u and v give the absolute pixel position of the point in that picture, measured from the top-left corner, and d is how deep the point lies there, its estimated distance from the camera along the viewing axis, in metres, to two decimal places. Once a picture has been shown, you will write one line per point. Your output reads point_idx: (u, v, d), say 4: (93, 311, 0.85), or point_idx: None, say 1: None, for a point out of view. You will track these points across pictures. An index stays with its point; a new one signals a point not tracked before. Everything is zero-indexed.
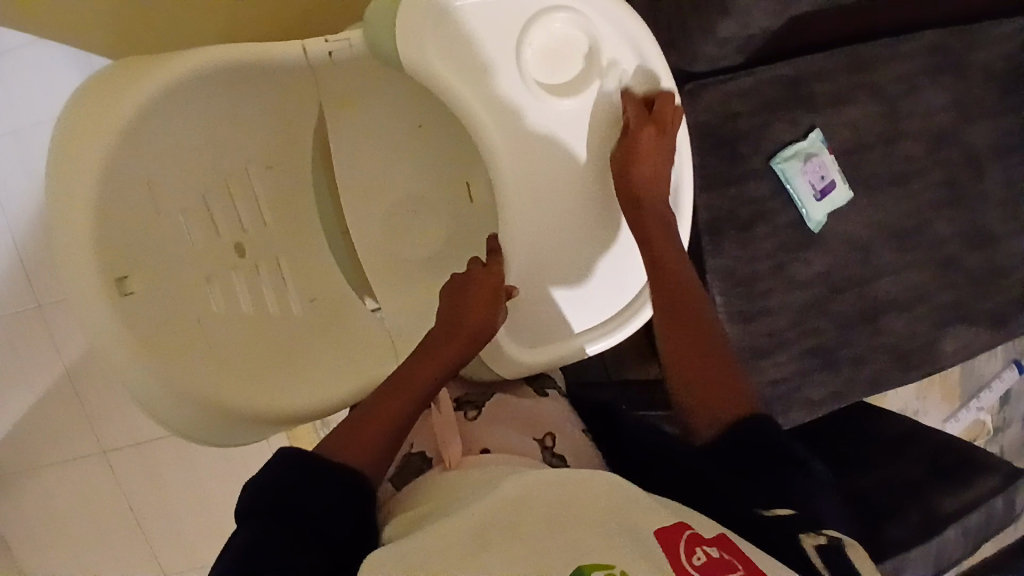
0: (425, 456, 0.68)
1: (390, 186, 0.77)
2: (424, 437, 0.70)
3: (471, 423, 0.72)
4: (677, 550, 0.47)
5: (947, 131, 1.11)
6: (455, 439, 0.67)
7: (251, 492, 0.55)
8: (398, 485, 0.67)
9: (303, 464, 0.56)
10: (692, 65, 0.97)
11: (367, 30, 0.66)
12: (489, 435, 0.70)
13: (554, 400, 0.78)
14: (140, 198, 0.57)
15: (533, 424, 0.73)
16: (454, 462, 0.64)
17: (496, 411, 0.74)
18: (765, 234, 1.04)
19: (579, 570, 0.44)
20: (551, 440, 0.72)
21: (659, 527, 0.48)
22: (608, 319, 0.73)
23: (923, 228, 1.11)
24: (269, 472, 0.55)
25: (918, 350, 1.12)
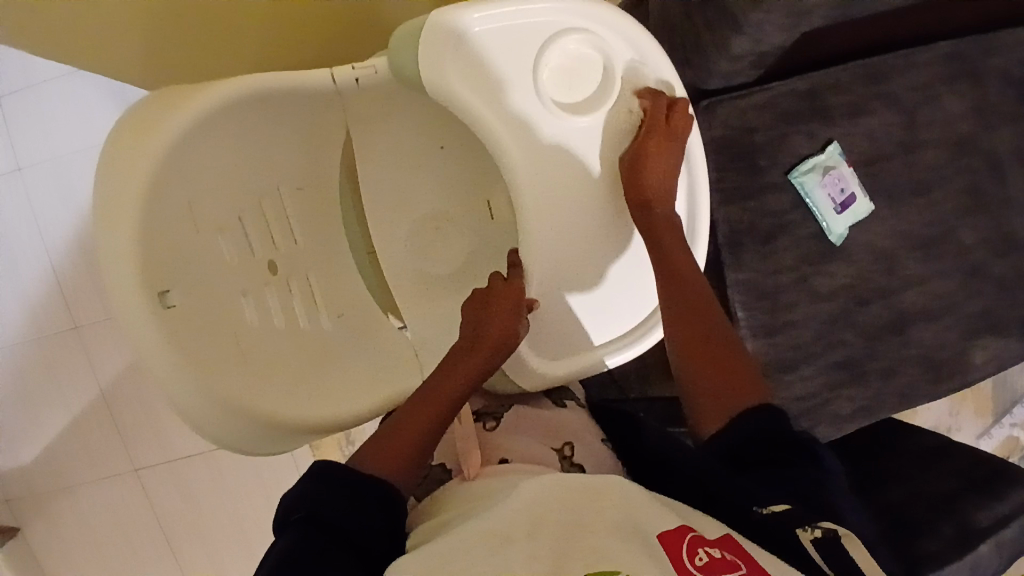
0: (445, 467, 0.71)
1: (414, 203, 0.80)
2: (445, 449, 0.73)
3: (490, 433, 0.74)
4: (678, 552, 0.49)
5: (970, 137, 1.10)
6: (474, 451, 0.69)
7: (290, 503, 0.57)
8: (420, 495, 0.71)
9: (337, 477, 0.58)
10: (706, 82, 0.99)
11: (390, 57, 0.69)
12: (507, 445, 0.72)
13: (571, 411, 0.79)
14: (181, 215, 0.61)
15: (551, 433, 0.75)
16: (472, 474, 0.67)
17: (513, 421, 0.76)
18: (786, 245, 1.04)
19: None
20: (570, 450, 0.73)
21: (664, 532, 0.51)
22: (626, 332, 0.74)
23: (947, 236, 1.10)
24: (306, 485, 0.58)
25: (945, 361, 1.11)
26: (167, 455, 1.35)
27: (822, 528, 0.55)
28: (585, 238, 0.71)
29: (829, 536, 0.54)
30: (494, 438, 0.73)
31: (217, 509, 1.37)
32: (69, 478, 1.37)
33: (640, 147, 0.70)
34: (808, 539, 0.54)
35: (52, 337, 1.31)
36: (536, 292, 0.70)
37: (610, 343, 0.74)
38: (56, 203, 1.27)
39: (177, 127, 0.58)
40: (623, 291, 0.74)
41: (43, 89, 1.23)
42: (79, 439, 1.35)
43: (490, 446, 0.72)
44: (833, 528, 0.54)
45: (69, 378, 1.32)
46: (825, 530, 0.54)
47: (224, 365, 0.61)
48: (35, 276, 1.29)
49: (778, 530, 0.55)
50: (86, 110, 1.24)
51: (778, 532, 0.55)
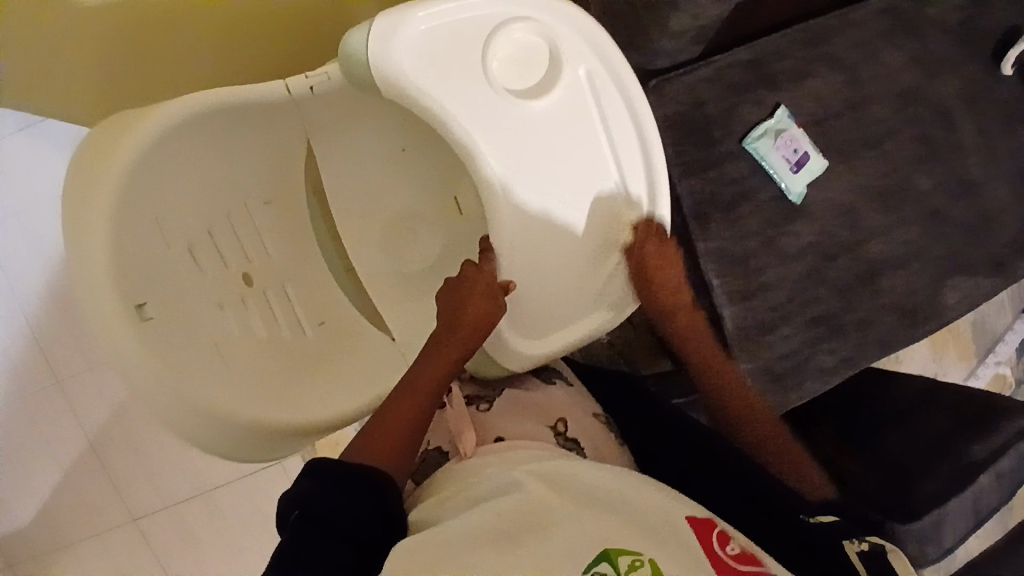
0: (443, 450, 0.72)
1: (383, 202, 0.81)
2: (441, 433, 0.74)
3: (484, 414, 0.75)
4: (708, 537, 0.52)
5: (912, 89, 1.15)
6: (469, 430, 0.70)
7: (291, 500, 0.57)
8: (418, 479, 0.71)
9: (331, 471, 0.58)
10: (652, 63, 1.03)
11: (342, 63, 0.70)
12: (502, 424, 0.73)
13: (560, 389, 0.81)
14: (150, 231, 0.61)
15: (544, 412, 0.76)
16: (468, 452, 0.68)
17: (508, 403, 0.76)
18: (750, 211, 1.07)
19: (607, 553, 0.48)
20: (563, 426, 0.76)
21: (693, 518, 0.54)
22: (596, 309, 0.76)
23: (905, 185, 1.14)
24: (303, 483, 0.58)
25: (918, 305, 1.15)
26: (166, 501, 1.35)
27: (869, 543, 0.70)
28: (554, 213, 0.72)
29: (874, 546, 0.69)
30: (489, 419, 0.74)
31: (222, 546, 1.36)
32: (67, 538, 1.35)
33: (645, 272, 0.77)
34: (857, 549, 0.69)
35: (33, 394, 1.29)
36: (511, 275, 0.72)
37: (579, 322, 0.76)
38: (26, 256, 1.26)
39: (141, 143, 0.59)
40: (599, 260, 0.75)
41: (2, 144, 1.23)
42: (74, 493, 1.33)
43: (486, 427, 0.73)
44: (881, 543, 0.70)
45: (57, 433, 1.31)
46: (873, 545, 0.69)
47: (210, 374, 0.61)
48: (11, 333, 1.28)
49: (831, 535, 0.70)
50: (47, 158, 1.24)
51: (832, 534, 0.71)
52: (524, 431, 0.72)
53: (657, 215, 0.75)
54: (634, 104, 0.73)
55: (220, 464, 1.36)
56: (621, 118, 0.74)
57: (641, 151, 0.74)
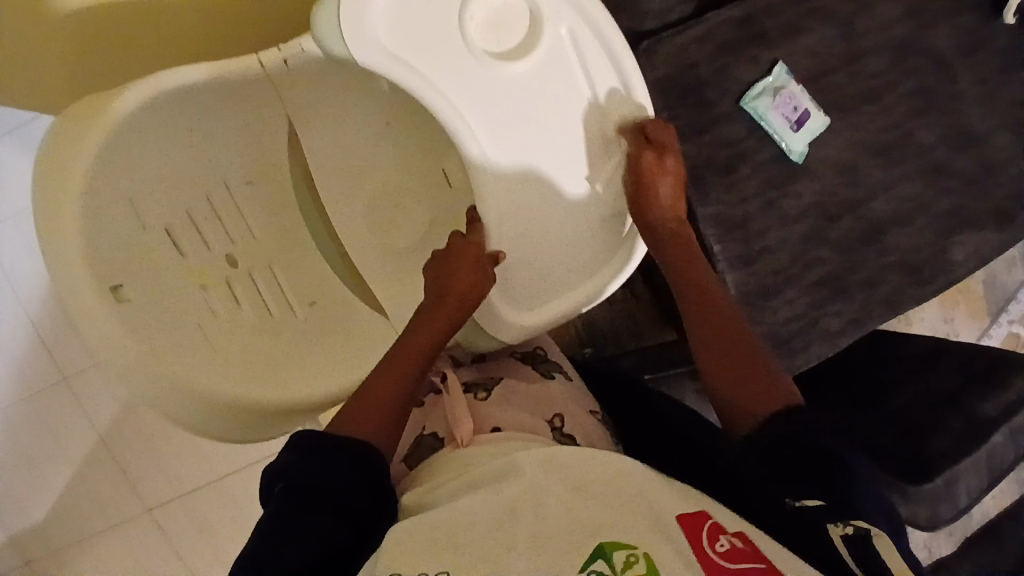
0: (436, 436, 0.70)
1: (371, 177, 0.79)
2: (438, 420, 0.72)
3: (482, 402, 0.73)
4: (698, 534, 0.48)
5: (912, 38, 1.11)
6: (466, 420, 0.69)
7: (274, 474, 0.56)
8: (411, 463, 0.70)
9: (316, 445, 0.57)
10: (641, 23, 1.03)
11: (315, 35, 0.66)
12: (499, 413, 0.71)
13: (561, 383, 0.79)
14: (125, 218, 0.61)
15: (544, 404, 0.75)
16: (465, 442, 0.67)
17: (505, 390, 0.75)
18: (748, 173, 1.05)
19: (601, 548, 0.47)
20: (560, 421, 0.73)
21: (683, 515, 0.50)
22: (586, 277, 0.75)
23: (907, 139, 1.11)
24: (287, 458, 0.57)
25: (925, 263, 1.12)
26: (177, 491, 1.36)
27: (852, 526, 0.56)
28: (543, 181, 0.71)
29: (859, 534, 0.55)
30: (486, 407, 0.72)
31: (234, 536, 1.37)
32: (81, 533, 1.37)
33: (636, 169, 0.74)
34: (839, 534, 0.56)
35: (41, 391, 1.31)
36: (500, 245, 0.71)
37: (572, 292, 0.75)
38: (25, 256, 1.28)
39: (111, 128, 0.58)
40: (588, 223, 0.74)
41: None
42: (86, 488, 1.35)
43: (482, 414, 0.71)
44: (866, 529, 0.55)
45: (67, 429, 1.33)
46: (856, 527, 0.55)
47: (197, 358, 0.61)
48: (15, 333, 1.30)
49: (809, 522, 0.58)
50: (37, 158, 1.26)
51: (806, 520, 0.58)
52: (523, 422, 0.70)
53: (650, 176, 0.74)
54: (620, 62, 0.71)
55: (229, 454, 1.36)
56: (606, 78, 0.72)
57: (629, 114, 0.73)
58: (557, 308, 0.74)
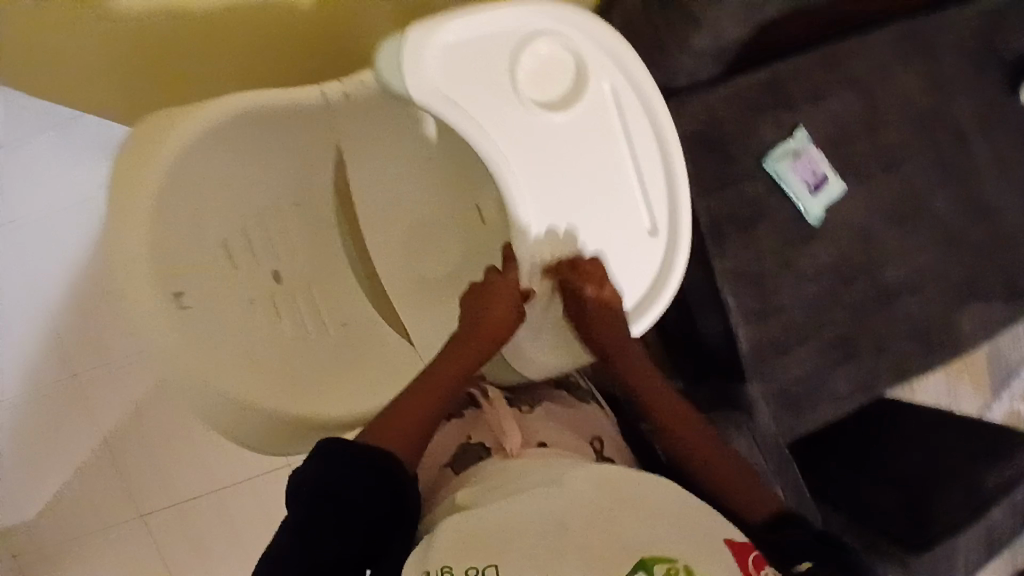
0: (483, 445, 0.73)
1: (410, 208, 0.83)
2: (484, 430, 0.75)
3: (526, 416, 0.77)
4: (746, 562, 0.54)
5: (928, 112, 1.15)
6: (516, 430, 0.72)
7: (301, 480, 0.58)
8: (457, 469, 0.72)
9: (343, 456, 0.59)
10: (673, 81, 1.03)
11: (377, 75, 0.72)
12: (544, 430, 0.76)
13: (593, 405, 0.85)
14: (186, 234, 0.63)
15: (581, 428, 0.80)
16: (516, 452, 0.70)
17: (546, 410, 0.79)
18: (767, 230, 1.09)
19: (645, 562, 0.51)
20: (599, 443, 0.80)
21: (729, 540, 0.56)
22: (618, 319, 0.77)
23: (920, 208, 1.15)
24: (313, 466, 0.58)
25: (934, 330, 1.15)
26: (174, 498, 1.36)
27: None
28: (578, 227, 0.74)
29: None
30: (532, 423, 0.76)
31: (231, 548, 1.38)
32: (71, 534, 1.36)
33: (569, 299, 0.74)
34: None
35: (50, 387, 1.33)
36: (531, 284, 0.75)
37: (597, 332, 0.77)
38: (50, 254, 1.31)
39: (183, 142, 0.62)
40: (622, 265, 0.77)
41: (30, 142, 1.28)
42: (82, 488, 1.35)
43: (527, 428, 0.75)
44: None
45: (71, 426, 1.34)
46: None
47: (239, 369, 0.63)
48: (32, 328, 1.32)
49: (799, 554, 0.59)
50: (73, 159, 1.29)
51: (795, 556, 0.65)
52: (566, 443, 0.75)
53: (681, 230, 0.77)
54: (657, 119, 0.77)
55: (231, 466, 1.37)
56: (643, 130, 0.76)
57: (663, 168, 0.77)
58: (579, 348, 0.77)
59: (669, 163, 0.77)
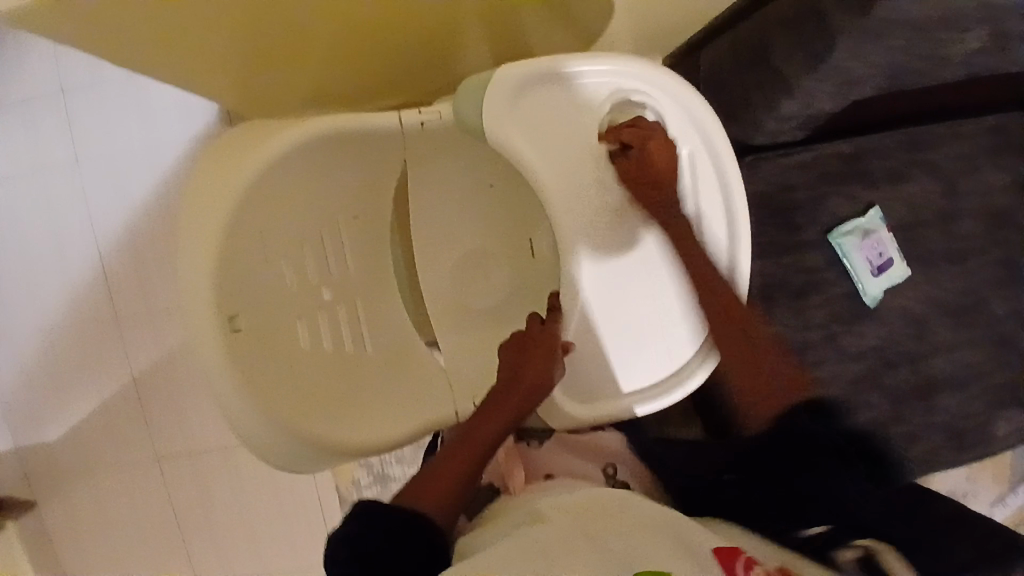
0: (493, 487, 0.76)
1: (465, 234, 0.83)
2: (492, 471, 0.77)
3: (535, 452, 0.80)
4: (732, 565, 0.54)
5: (1008, 210, 1.10)
6: (520, 469, 0.76)
7: (337, 543, 0.57)
8: (469, 513, 0.74)
9: (375, 512, 0.59)
10: (752, 138, 1.00)
11: (455, 104, 0.72)
12: (552, 463, 0.79)
13: (609, 433, 0.86)
14: (253, 244, 0.65)
15: (595, 455, 0.83)
16: (517, 491, 0.73)
17: (556, 444, 0.81)
18: (818, 303, 1.06)
19: None
20: (612, 470, 0.82)
21: (718, 548, 0.56)
22: (659, 382, 0.75)
23: (981, 306, 1.10)
24: (348, 526, 0.58)
25: (969, 431, 1.11)
26: (188, 449, 1.41)
27: (857, 552, 0.63)
28: (634, 296, 0.74)
29: (863, 558, 0.62)
30: (537, 455, 0.80)
31: (234, 505, 1.42)
32: (90, 463, 1.42)
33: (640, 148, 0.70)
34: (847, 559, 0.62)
35: (92, 322, 1.38)
36: (572, 335, 0.74)
37: (639, 393, 0.75)
38: (110, 195, 1.35)
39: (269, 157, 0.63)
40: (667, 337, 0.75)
41: (108, 84, 1.32)
42: (107, 423, 1.41)
43: (535, 463, 0.79)
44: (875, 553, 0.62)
45: (104, 363, 1.39)
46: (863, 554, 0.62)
47: (279, 385, 0.64)
48: (83, 263, 1.37)
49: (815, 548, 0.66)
50: (145, 106, 1.32)
51: (825, 554, 0.65)
52: (576, 472, 0.79)
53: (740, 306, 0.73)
54: (731, 194, 0.73)
55: None
56: (713, 200, 0.74)
57: (728, 243, 0.74)
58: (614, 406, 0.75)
59: (734, 241, 0.74)
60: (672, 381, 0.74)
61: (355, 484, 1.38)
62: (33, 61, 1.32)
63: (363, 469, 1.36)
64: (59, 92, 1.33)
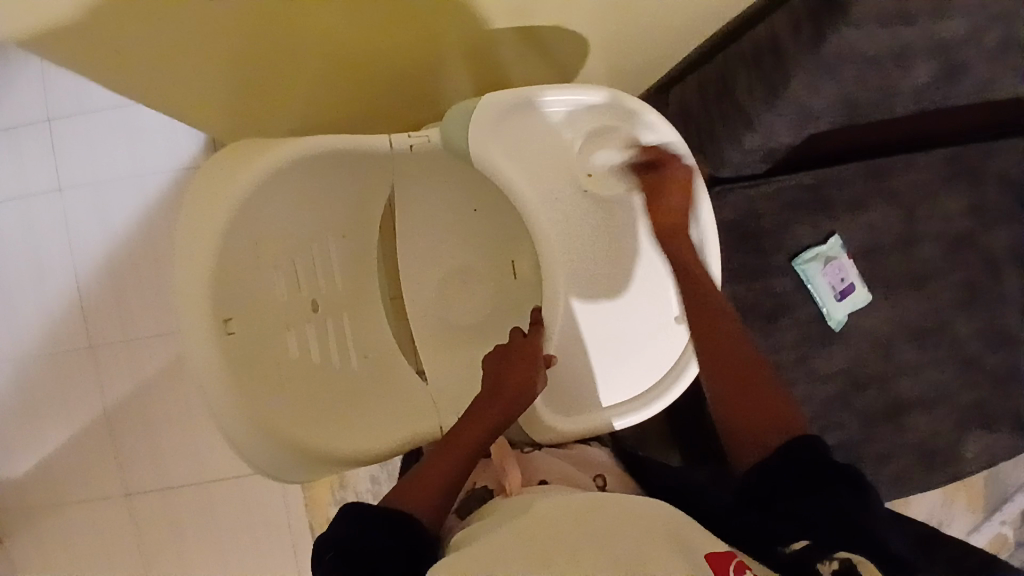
0: (487, 489, 0.75)
1: (449, 255, 0.87)
2: (487, 474, 0.76)
3: (529, 458, 0.79)
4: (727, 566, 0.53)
5: (964, 237, 1.17)
6: (516, 469, 0.73)
7: (333, 529, 0.60)
8: (462, 514, 0.73)
9: (367, 508, 0.61)
10: (719, 169, 1.06)
11: (443, 128, 0.76)
12: (545, 468, 0.77)
13: (598, 450, 0.85)
14: (246, 256, 0.67)
15: (585, 466, 0.80)
16: (514, 490, 0.71)
17: (548, 453, 0.80)
18: (787, 325, 1.12)
19: None
20: (602, 480, 0.79)
21: (712, 555, 0.55)
22: (652, 383, 0.79)
23: (942, 329, 1.15)
24: (339, 519, 0.60)
25: (938, 451, 1.15)
26: (161, 484, 1.38)
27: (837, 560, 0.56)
28: (611, 310, 0.78)
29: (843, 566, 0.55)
30: (532, 462, 0.78)
31: (207, 541, 1.39)
32: (57, 500, 1.38)
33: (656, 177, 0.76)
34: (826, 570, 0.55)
35: (68, 353, 1.36)
36: (555, 348, 0.76)
37: (624, 405, 0.79)
38: (92, 225, 1.35)
39: (264, 172, 0.65)
40: (651, 343, 0.80)
41: (92, 115, 1.34)
42: (77, 457, 1.37)
43: (530, 467, 0.77)
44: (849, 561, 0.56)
45: (77, 394, 1.37)
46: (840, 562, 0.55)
47: (269, 394, 0.65)
48: (62, 292, 1.36)
49: (800, 563, 0.56)
50: (129, 136, 1.34)
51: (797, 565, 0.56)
52: (567, 478, 0.76)
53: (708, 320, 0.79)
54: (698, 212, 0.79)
55: (220, 462, 1.37)
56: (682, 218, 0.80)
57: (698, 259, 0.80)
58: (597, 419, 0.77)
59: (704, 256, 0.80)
60: (665, 381, 0.78)
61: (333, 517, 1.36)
62: (20, 93, 1.34)
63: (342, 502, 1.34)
64: (45, 120, 1.35)
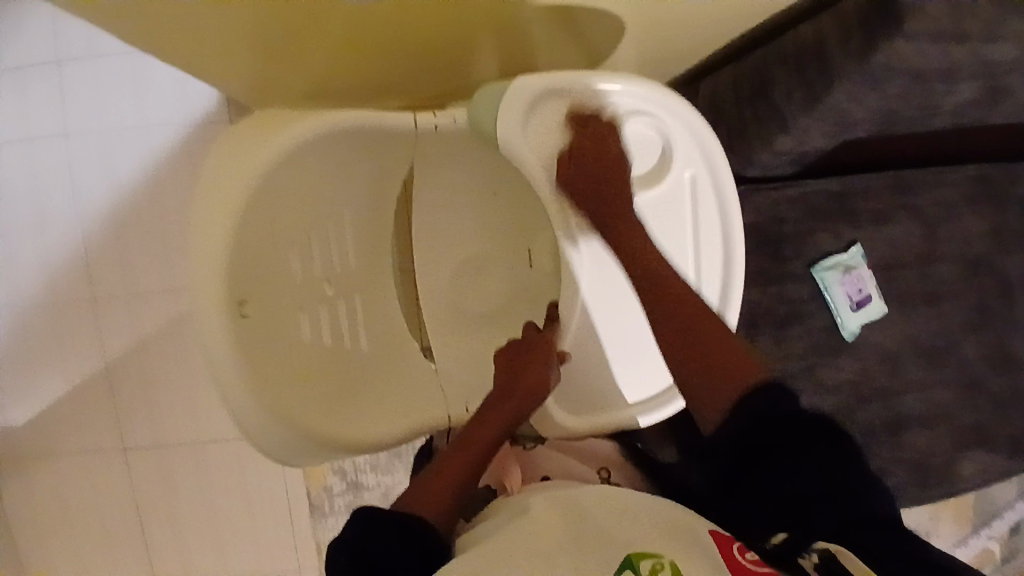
0: (491, 488, 0.74)
1: (464, 241, 0.85)
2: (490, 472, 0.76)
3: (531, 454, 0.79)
4: (730, 550, 0.54)
5: (984, 258, 1.15)
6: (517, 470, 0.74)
7: (346, 532, 0.59)
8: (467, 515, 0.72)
9: (378, 511, 0.60)
10: (745, 169, 1.03)
11: (471, 112, 0.73)
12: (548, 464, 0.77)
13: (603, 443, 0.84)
14: (264, 233, 0.64)
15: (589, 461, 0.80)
16: (517, 489, 0.72)
17: (550, 449, 0.80)
18: (799, 333, 1.10)
19: (630, 557, 0.51)
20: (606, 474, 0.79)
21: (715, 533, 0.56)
22: (668, 385, 0.78)
23: (952, 349, 1.14)
24: (351, 523, 0.60)
25: (935, 468, 1.14)
26: (156, 441, 1.37)
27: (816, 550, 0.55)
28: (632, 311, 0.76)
29: (824, 558, 0.54)
30: (535, 459, 0.78)
31: (199, 500, 1.39)
32: (52, 448, 1.38)
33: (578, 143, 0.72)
34: (804, 561, 0.55)
35: (68, 302, 1.35)
36: (569, 345, 0.75)
37: (639, 404, 0.78)
38: (98, 175, 1.32)
39: (288, 148, 0.63)
40: None
41: (103, 62, 1.31)
42: (73, 407, 1.37)
43: (532, 465, 0.77)
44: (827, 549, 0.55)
45: (76, 344, 1.36)
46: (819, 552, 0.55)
47: (279, 374, 0.64)
48: (64, 241, 1.34)
49: (779, 553, 0.56)
50: (141, 88, 1.31)
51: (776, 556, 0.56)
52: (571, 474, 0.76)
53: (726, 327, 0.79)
54: (728, 218, 0.78)
55: (216, 423, 1.37)
56: (710, 222, 0.79)
57: (723, 265, 0.79)
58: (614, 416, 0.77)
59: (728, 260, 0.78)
60: (681, 385, 0.77)
61: (326, 488, 1.36)
62: (31, 34, 1.30)
63: (336, 474, 1.35)
64: (55, 64, 1.31)
